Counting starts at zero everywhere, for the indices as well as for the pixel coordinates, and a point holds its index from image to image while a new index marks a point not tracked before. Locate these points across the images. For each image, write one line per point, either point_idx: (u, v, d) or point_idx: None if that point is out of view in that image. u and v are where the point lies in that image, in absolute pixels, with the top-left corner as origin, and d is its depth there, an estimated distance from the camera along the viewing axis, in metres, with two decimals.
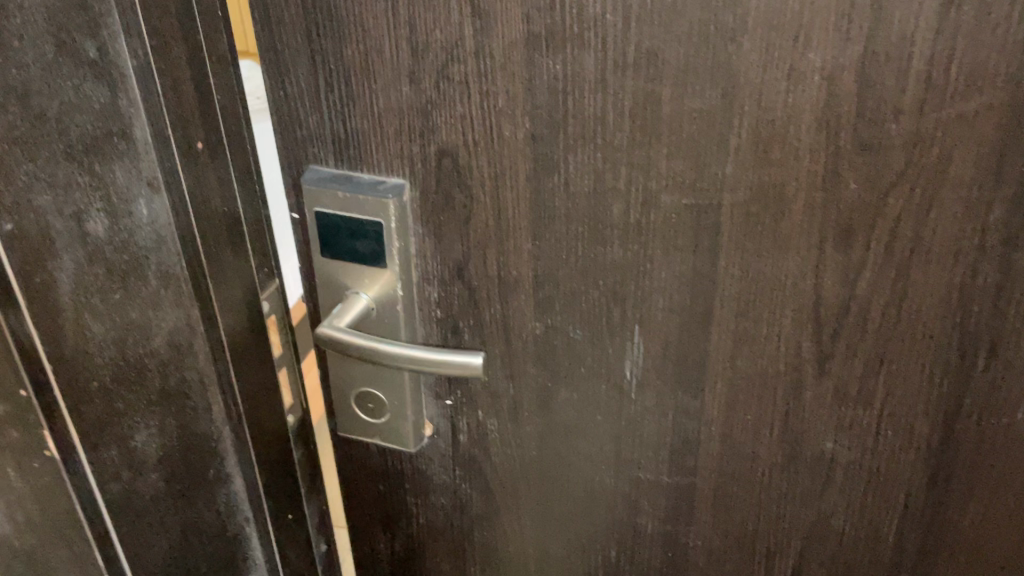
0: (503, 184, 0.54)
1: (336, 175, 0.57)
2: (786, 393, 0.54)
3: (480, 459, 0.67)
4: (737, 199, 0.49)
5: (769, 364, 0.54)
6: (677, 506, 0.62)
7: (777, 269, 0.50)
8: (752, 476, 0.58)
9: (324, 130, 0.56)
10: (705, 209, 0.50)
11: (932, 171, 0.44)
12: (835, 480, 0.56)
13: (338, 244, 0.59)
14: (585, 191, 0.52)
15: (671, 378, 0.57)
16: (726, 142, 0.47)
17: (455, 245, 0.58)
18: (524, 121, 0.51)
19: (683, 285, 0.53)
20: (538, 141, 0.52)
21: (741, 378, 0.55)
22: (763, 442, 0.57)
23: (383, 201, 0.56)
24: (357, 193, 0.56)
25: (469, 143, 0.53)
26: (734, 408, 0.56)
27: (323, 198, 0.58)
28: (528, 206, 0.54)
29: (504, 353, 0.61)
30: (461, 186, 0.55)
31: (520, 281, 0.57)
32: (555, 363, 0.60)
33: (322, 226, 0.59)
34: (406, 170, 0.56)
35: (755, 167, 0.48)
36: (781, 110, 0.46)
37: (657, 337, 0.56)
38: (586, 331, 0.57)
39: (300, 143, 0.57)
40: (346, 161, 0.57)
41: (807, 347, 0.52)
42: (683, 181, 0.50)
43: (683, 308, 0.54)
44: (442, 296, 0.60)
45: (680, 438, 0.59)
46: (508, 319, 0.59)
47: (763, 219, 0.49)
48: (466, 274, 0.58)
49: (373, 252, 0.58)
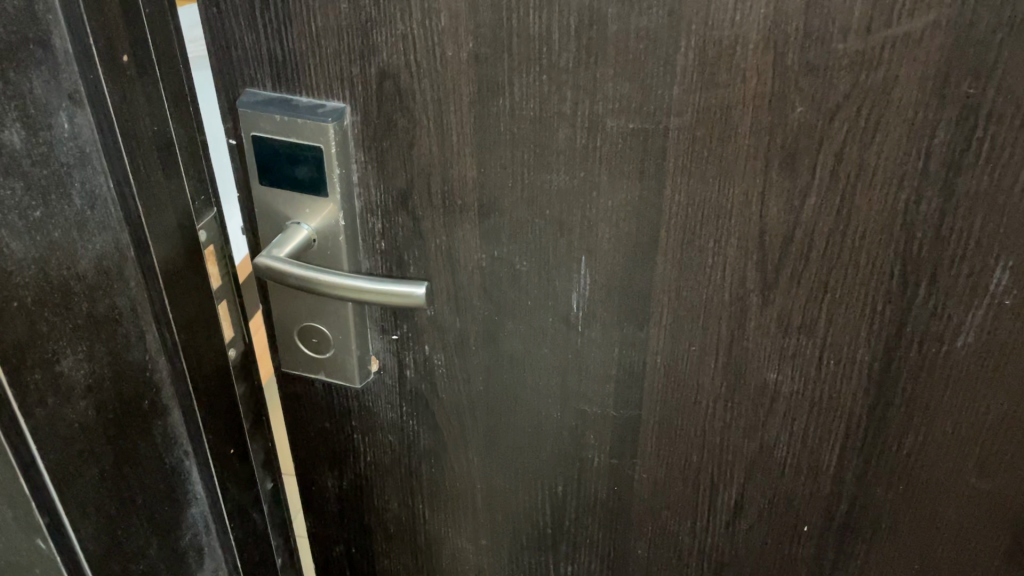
0: (447, 108, 0.52)
1: (273, 99, 0.55)
2: (731, 323, 0.54)
3: (426, 395, 0.67)
4: (683, 122, 0.48)
5: (715, 294, 0.53)
6: (623, 440, 0.62)
7: (722, 196, 0.50)
8: (697, 408, 0.58)
9: (261, 51, 0.54)
10: (651, 134, 0.49)
11: (878, 93, 0.44)
12: (777, 410, 0.56)
13: (278, 171, 0.57)
14: (530, 115, 0.51)
15: (617, 309, 0.56)
16: (672, 63, 0.46)
17: (399, 173, 0.56)
18: (467, 40, 0.50)
19: (628, 214, 0.52)
20: (482, 62, 0.50)
21: (686, 309, 0.54)
22: (708, 374, 0.57)
23: (323, 125, 0.54)
24: (296, 116, 0.54)
25: (412, 64, 0.51)
26: (679, 340, 0.56)
27: (260, 123, 0.56)
28: (472, 131, 0.53)
29: (449, 286, 0.60)
30: (404, 110, 0.53)
31: (466, 209, 0.56)
32: (501, 295, 0.59)
33: (260, 152, 0.57)
34: (347, 93, 0.54)
35: (701, 89, 0.47)
36: (728, 29, 0.44)
37: (603, 268, 0.55)
38: (532, 262, 0.57)
39: (236, 65, 0.55)
40: (283, 84, 0.55)
41: (751, 276, 0.52)
42: (630, 104, 0.48)
43: (629, 237, 0.53)
44: (386, 227, 0.59)
45: (625, 370, 0.59)
46: (453, 250, 0.58)
47: (709, 143, 0.48)
48: (410, 204, 0.57)
49: (313, 180, 0.57)
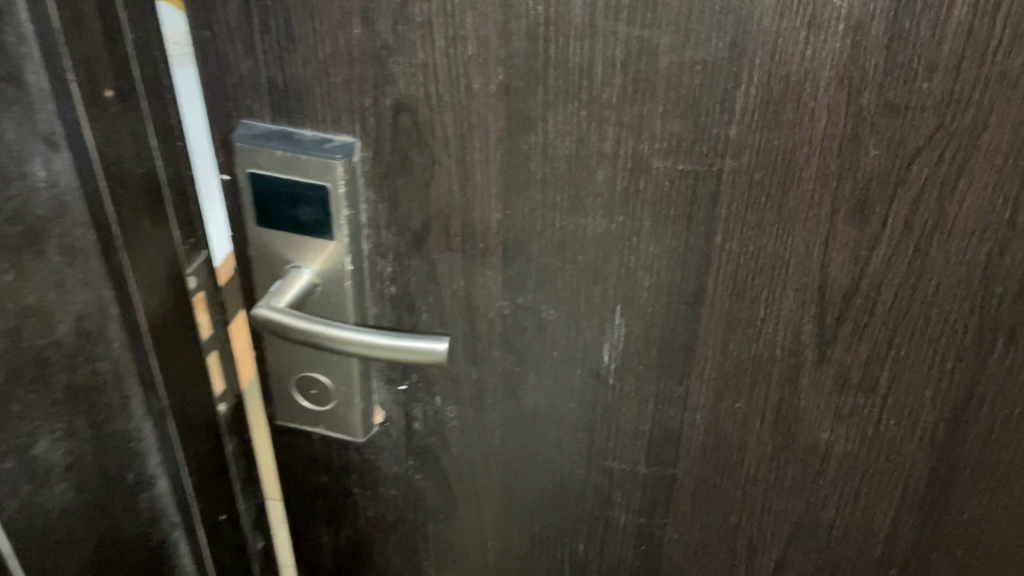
0: (471, 144, 0.47)
1: (273, 132, 0.49)
2: (781, 379, 0.49)
3: (436, 449, 0.61)
4: (740, 165, 0.43)
5: (765, 349, 0.49)
6: (654, 500, 0.57)
7: (780, 245, 0.45)
8: (738, 468, 0.54)
9: (259, 79, 0.48)
10: (702, 176, 0.44)
11: (964, 137, 0.40)
12: (828, 472, 0.52)
13: (278, 212, 0.51)
14: (565, 154, 0.46)
15: (654, 363, 0.51)
16: (731, 99, 0.41)
17: (414, 214, 0.51)
18: (497, 71, 0.44)
19: (672, 261, 0.47)
20: (512, 95, 0.45)
21: (732, 364, 0.50)
22: (753, 432, 0.52)
23: (331, 162, 0.49)
24: (300, 152, 0.49)
25: (432, 96, 0.46)
26: (723, 396, 0.51)
27: (257, 158, 0.50)
28: (499, 170, 0.47)
29: (466, 335, 0.55)
30: (421, 146, 0.48)
31: (488, 254, 0.51)
32: (524, 345, 0.54)
33: (258, 190, 0.51)
34: (358, 127, 0.48)
35: (763, 127, 0.42)
36: (798, 63, 0.40)
37: (640, 320, 0.50)
38: (561, 311, 0.51)
39: (229, 94, 0.49)
40: (285, 115, 0.49)
41: (808, 330, 0.47)
42: (679, 143, 0.43)
43: (672, 287, 0.48)
44: (397, 271, 0.53)
45: (659, 427, 0.54)
46: (472, 297, 0.53)
47: (769, 188, 0.43)
48: (425, 247, 0.52)
49: (318, 222, 0.51)
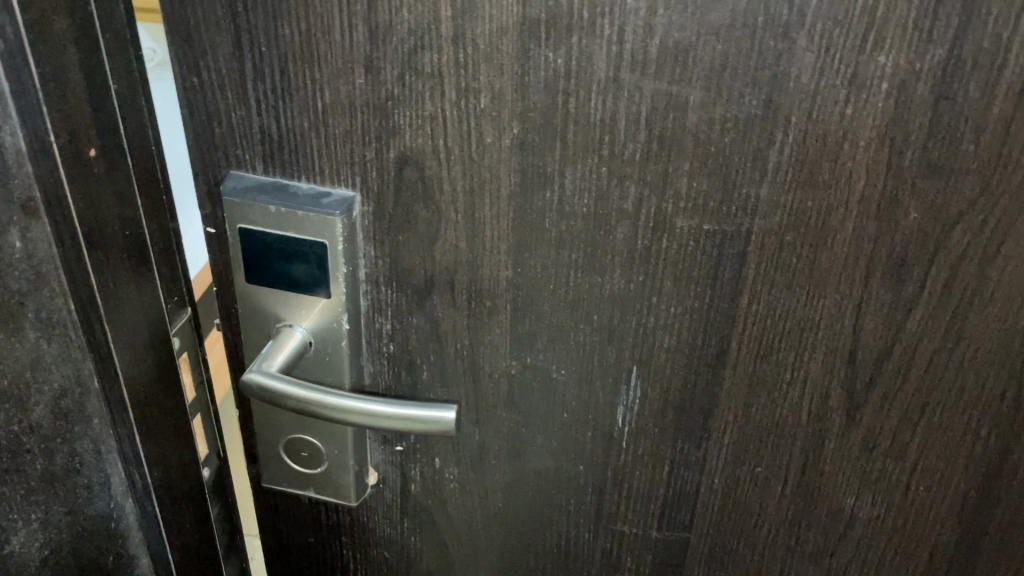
0: (480, 199, 0.44)
1: (266, 184, 0.46)
2: (805, 443, 0.47)
3: (434, 511, 0.58)
4: (770, 226, 0.41)
5: (790, 413, 0.46)
6: (665, 562, 0.55)
7: (809, 308, 0.43)
8: (756, 532, 0.52)
9: (251, 128, 0.45)
10: (729, 237, 0.41)
11: (1009, 201, 0.38)
12: (851, 536, 0.50)
13: (270, 268, 0.48)
14: (583, 211, 0.43)
15: (671, 426, 0.49)
16: (763, 158, 0.39)
17: (416, 270, 0.47)
18: (512, 124, 0.41)
19: (694, 323, 0.45)
20: (527, 150, 0.42)
21: (754, 427, 0.47)
22: (773, 496, 0.50)
23: (329, 218, 0.45)
24: (295, 207, 0.45)
25: (440, 150, 0.43)
26: (743, 460, 0.49)
27: (248, 212, 0.46)
28: (510, 226, 0.44)
29: (469, 395, 0.51)
30: (427, 200, 0.45)
31: (495, 312, 0.48)
32: (531, 406, 0.51)
33: (249, 245, 0.47)
34: (357, 179, 0.45)
35: (797, 187, 0.39)
36: (837, 122, 0.37)
37: (657, 382, 0.47)
38: (573, 372, 0.49)
39: (218, 143, 0.46)
40: (278, 166, 0.46)
41: (836, 394, 0.45)
42: (706, 203, 0.41)
43: (693, 349, 0.46)
44: (397, 329, 0.50)
45: (674, 491, 0.51)
46: (477, 356, 0.50)
47: (800, 250, 0.41)
48: (428, 304, 0.49)
49: (313, 279, 0.48)
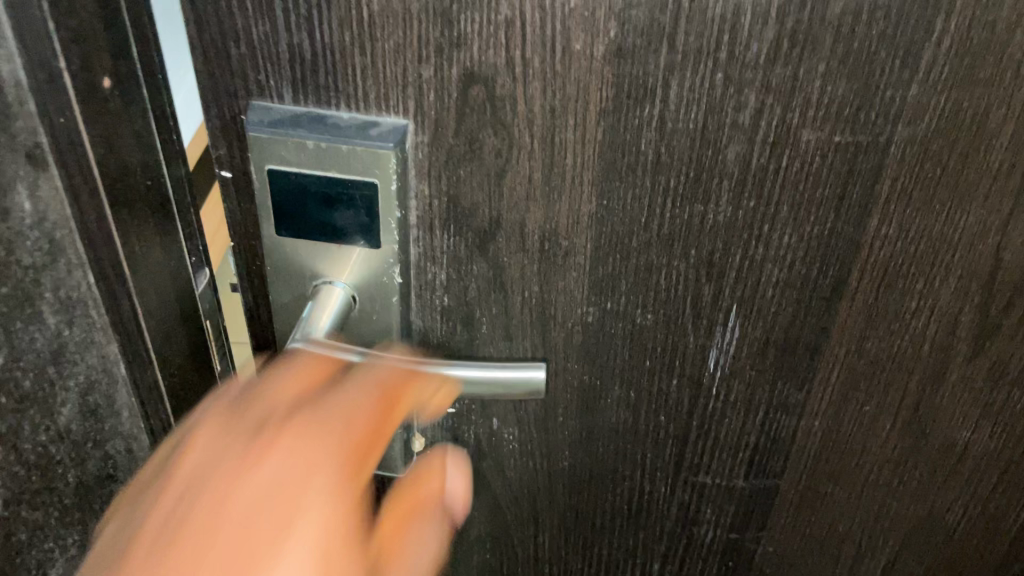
0: (563, 121, 0.37)
1: (298, 115, 0.38)
2: (923, 375, 0.43)
3: (489, 476, 0.52)
4: (914, 134, 0.35)
5: (910, 343, 0.42)
6: (750, 513, 0.51)
7: (947, 226, 0.38)
8: (857, 475, 0.47)
9: (277, 46, 0.37)
10: (864, 149, 0.36)
11: None
12: (961, 472, 0.47)
13: (305, 217, 0.40)
14: (688, 128, 0.36)
15: (771, 367, 0.44)
16: (915, 53, 0.33)
17: (481, 210, 0.40)
18: (609, 27, 0.34)
19: (811, 252, 0.39)
20: (624, 58, 0.35)
21: (868, 363, 0.43)
22: (879, 436, 0.45)
23: (380, 151, 0.38)
24: (337, 139, 0.38)
25: (516, 63, 0.36)
26: (851, 400, 0.44)
27: (279, 150, 0.38)
28: (597, 152, 0.38)
29: (537, 348, 0.45)
30: (497, 126, 0.38)
31: (574, 253, 0.41)
32: (608, 356, 0.45)
33: (280, 191, 0.39)
34: (411, 104, 0.37)
35: (951, 87, 0.34)
36: (1011, 6, 0.32)
37: (759, 319, 0.42)
38: (660, 315, 0.43)
39: (235, 67, 0.37)
40: (312, 93, 0.38)
41: (967, 319, 0.41)
42: (839, 111, 0.35)
43: (806, 280, 0.40)
44: (453, 279, 0.43)
45: (767, 436, 0.47)
46: (548, 304, 0.43)
47: (946, 161, 0.36)
48: (492, 248, 0.42)
49: (359, 226, 0.40)
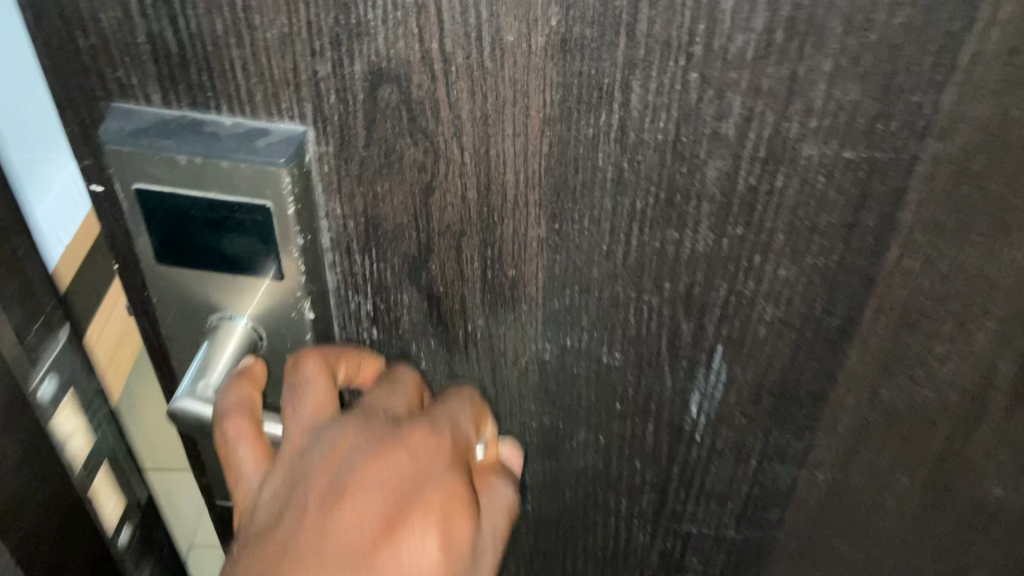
0: (499, 129, 0.29)
1: (168, 123, 0.30)
2: (950, 430, 0.35)
3: None
4: (949, 150, 0.27)
5: (934, 394, 0.34)
6: (742, 561, 0.44)
7: (988, 262, 0.29)
8: (866, 529, 0.40)
9: (134, 37, 0.29)
10: (881, 168, 0.28)
11: None
12: (991, 531, 0.39)
13: (189, 243, 0.33)
14: (656, 139, 0.28)
15: (764, 414, 0.36)
16: (954, 47, 0.25)
17: (406, 233, 0.33)
18: (550, 12, 0.26)
19: (811, 288, 0.31)
20: (571, 51, 0.27)
21: (883, 414, 0.35)
22: (894, 491, 0.38)
23: (268, 169, 0.30)
24: (217, 155, 0.30)
25: (433, 58, 0.28)
26: (860, 451, 0.37)
27: (146, 166, 0.31)
28: (543, 167, 0.30)
29: (487, 387, 0.38)
30: (417, 134, 0.30)
31: (522, 283, 0.34)
32: (571, 396, 0.38)
33: (155, 214, 0.32)
34: (307, 107, 0.30)
35: (999, 91, 0.25)
36: None
37: (749, 361, 0.35)
38: (630, 354, 0.35)
39: (86, 63, 0.30)
40: (184, 93, 0.30)
41: (1007, 369, 0.33)
42: (851, 119, 0.27)
43: (806, 320, 0.33)
44: (381, 309, 0.36)
45: (761, 487, 0.40)
46: (495, 339, 0.36)
47: (989, 183, 0.28)
48: (424, 276, 0.34)
49: (253, 255, 0.33)
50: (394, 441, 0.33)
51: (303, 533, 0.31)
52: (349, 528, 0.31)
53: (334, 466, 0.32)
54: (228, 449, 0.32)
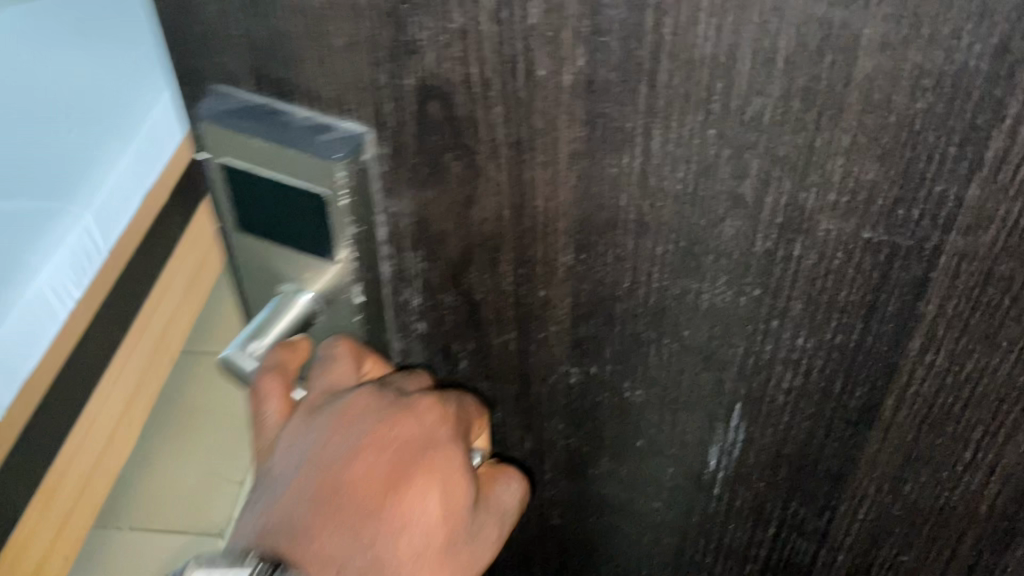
0: (531, 156, 0.30)
1: (255, 108, 0.34)
2: (979, 542, 0.32)
3: None
4: (978, 249, 0.25)
5: (961, 502, 0.32)
6: None
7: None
8: None
9: (230, 30, 0.32)
10: (906, 254, 0.26)
11: None
12: None
13: (265, 217, 0.37)
14: (678, 188, 0.29)
15: (784, 483, 0.35)
16: (984, 139, 0.23)
17: (448, 239, 0.35)
18: (576, 53, 0.27)
19: (830, 365, 0.30)
20: (598, 92, 0.27)
21: (907, 510, 0.33)
22: None
23: (328, 163, 0.33)
24: (287, 143, 0.34)
25: (475, 81, 0.29)
26: (883, 543, 0.35)
27: (233, 144, 0.35)
28: (572, 198, 0.31)
29: (519, 399, 0.40)
30: (459, 149, 0.31)
31: (551, 306, 0.35)
32: (594, 423, 0.39)
33: (240, 186, 0.37)
34: (368, 111, 0.32)
35: None
36: None
37: (767, 426, 0.34)
38: (651, 394, 0.36)
39: (193, 49, 0.34)
40: (270, 85, 0.33)
41: None
42: (872, 198, 0.26)
43: (825, 396, 0.31)
44: (428, 305, 0.38)
45: (783, 553, 0.39)
46: (528, 355, 0.37)
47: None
48: (465, 282, 0.36)
49: (313, 237, 0.36)
50: (403, 408, 0.36)
51: (319, 483, 0.33)
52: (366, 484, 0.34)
53: (350, 421, 0.35)
54: (261, 409, 0.36)
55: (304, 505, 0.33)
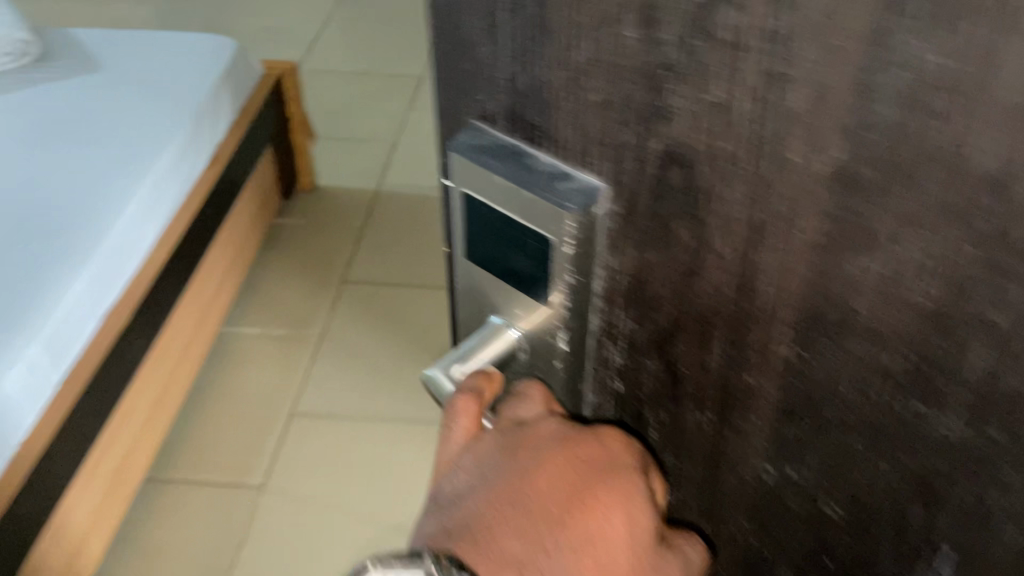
0: (760, 240, 0.29)
1: (503, 147, 0.36)
2: None
3: None
4: None
5: None
6: None
7: None
8: None
9: (498, 74, 0.34)
10: None
11: None
12: None
13: (488, 249, 0.39)
14: (908, 306, 0.26)
15: None
16: None
17: (660, 305, 0.34)
18: (827, 146, 0.25)
19: None
20: (845, 192, 0.26)
21: None
22: None
23: (559, 211, 0.34)
24: (523, 186, 0.35)
25: (716, 158, 0.29)
26: None
27: (471, 176, 0.37)
28: (796, 290, 0.29)
29: (703, 480, 0.39)
30: (690, 219, 0.31)
31: (754, 396, 0.33)
32: (776, 527, 0.37)
33: (471, 217, 0.39)
34: (609, 171, 0.33)
35: None
36: None
37: None
38: (843, 511, 0.33)
39: (462, 85, 0.36)
40: (523, 130, 0.35)
41: None
42: None
43: None
44: (630, 365, 0.38)
45: None
46: (722, 440, 0.36)
47: None
48: (672, 350, 0.35)
49: (531, 276, 0.37)
50: (567, 442, 0.36)
51: (498, 494, 0.34)
52: (542, 497, 0.34)
53: (523, 447, 0.36)
54: (448, 426, 0.37)
55: (482, 509, 0.33)
